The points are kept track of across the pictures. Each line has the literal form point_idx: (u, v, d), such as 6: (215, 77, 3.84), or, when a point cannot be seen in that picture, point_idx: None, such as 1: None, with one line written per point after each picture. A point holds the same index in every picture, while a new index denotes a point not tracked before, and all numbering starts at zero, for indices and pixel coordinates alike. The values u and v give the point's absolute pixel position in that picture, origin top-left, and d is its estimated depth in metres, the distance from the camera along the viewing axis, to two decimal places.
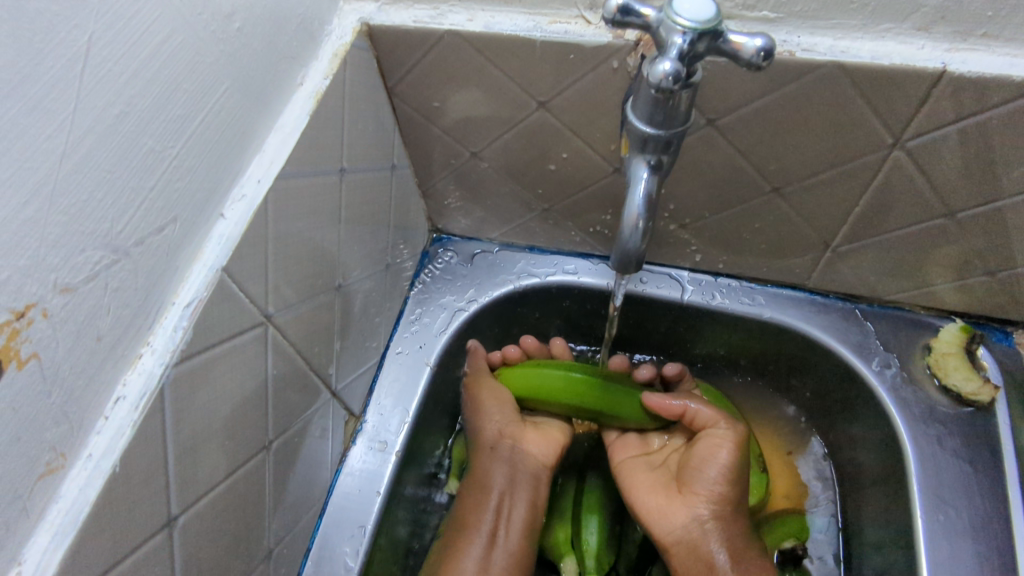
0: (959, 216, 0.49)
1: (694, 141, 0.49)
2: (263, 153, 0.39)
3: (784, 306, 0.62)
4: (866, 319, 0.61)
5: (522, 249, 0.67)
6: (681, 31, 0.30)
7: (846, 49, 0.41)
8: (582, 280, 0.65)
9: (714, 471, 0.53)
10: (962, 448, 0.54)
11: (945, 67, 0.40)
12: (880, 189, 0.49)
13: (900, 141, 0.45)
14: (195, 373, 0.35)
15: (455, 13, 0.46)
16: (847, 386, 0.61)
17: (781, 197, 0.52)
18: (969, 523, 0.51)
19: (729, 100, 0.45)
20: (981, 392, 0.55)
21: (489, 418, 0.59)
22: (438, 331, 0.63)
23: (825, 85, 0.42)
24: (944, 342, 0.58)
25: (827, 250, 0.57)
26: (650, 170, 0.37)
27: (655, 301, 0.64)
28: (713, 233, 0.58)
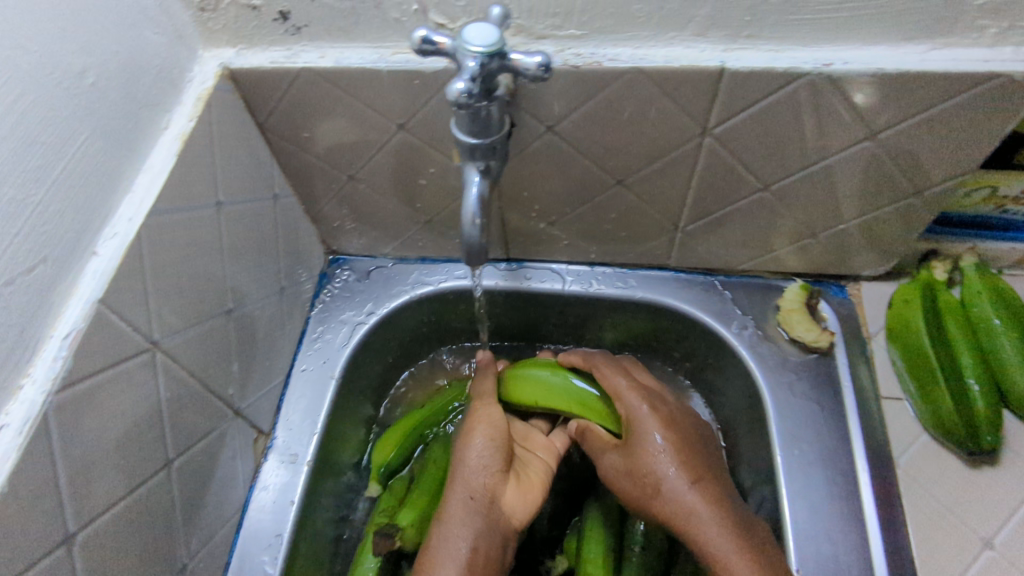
0: (772, 187, 0.57)
1: (540, 146, 0.55)
2: (133, 193, 0.43)
3: (652, 286, 0.69)
4: (724, 289, 0.69)
5: (414, 261, 0.72)
6: (474, 56, 0.35)
7: (644, 56, 0.47)
8: (471, 283, 0.70)
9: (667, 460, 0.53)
10: (809, 390, 0.62)
11: (724, 64, 0.46)
12: (704, 173, 0.56)
13: (708, 130, 0.51)
14: (81, 398, 0.38)
15: (307, 51, 0.50)
16: (715, 350, 0.68)
17: (625, 188, 0.59)
18: (816, 451, 0.59)
19: (558, 108, 0.51)
20: (821, 339, 0.63)
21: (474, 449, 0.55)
22: (340, 345, 0.67)
23: (633, 88, 0.49)
24: (789, 299, 0.65)
25: (678, 231, 0.64)
26: (481, 173, 0.42)
27: (540, 295, 0.70)
28: (578, 226, 0.64)
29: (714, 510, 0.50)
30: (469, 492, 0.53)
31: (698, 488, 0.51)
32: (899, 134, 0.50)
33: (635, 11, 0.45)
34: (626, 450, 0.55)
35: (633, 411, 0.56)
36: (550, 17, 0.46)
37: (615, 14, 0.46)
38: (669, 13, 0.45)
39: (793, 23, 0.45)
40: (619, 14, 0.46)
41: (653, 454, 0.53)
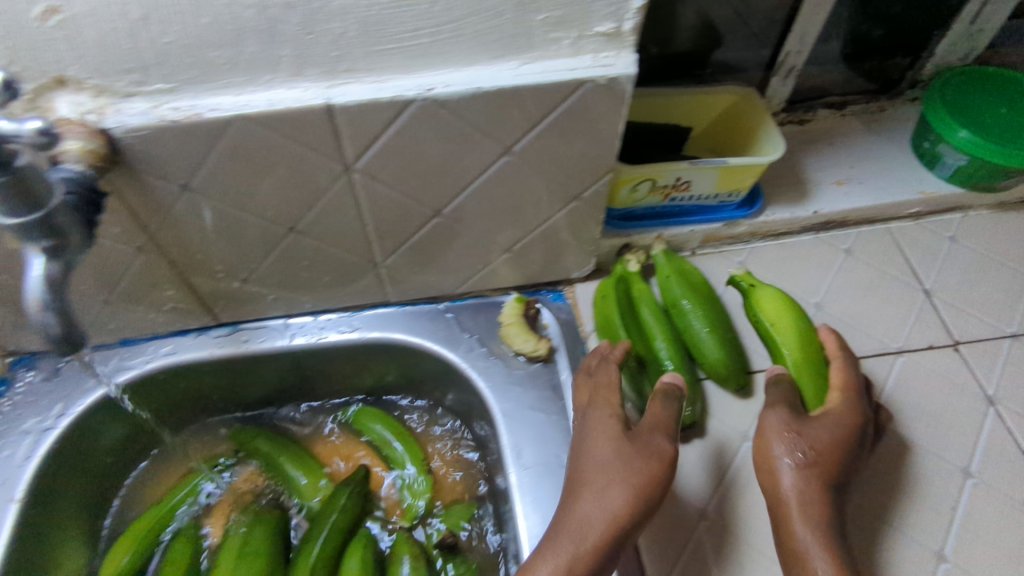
0: (446, 211, 0.57)
1: (184, 206, 0.51)
2: None
3: (378, 323, 0.67)
4: (450, 313, 0.68)
5: (113, 345, 0.64)
6: None
7: (247, 102, 0.45)
8: (181, 357, 0.64)
9: (785, 475, 0.52)
10: (534, 399, 0.63)
11: (329, 101, 0.45)
12: (372, 208, 0.55)
13: (351, 166, 0.51)
14: None
15: None
16: (451, 376, 0.67)
17: (302, 234, 0.56)
18: (543, 459, 0.59)
19: (180, 166, 0.47)
20: (539, 348, 0.64)
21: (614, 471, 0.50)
22: (22, 460, 0.58)
23: (249, 135, 0.46)
24: (507, 314, 0.66)
25: (381, 267, 0.62)
26: (48, 254, 0.40)
27: (263, 355, 0.66)
28: (276, 280, 0.61)
29: (808, 474, 0.51)
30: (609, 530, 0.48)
31: (813, 488, 0.51)
32: (530, 146, 0.52)
33: (215, 58, 0.43)
34: (796, 425, 0.53)
35: (664, 456, 0.51)
36: (126, 74, 0.43)
37: (194, 62, 0.43)
38: (252, 58, 0.43)
39: (383, 54, 0.45)
40: (200, 63, 0.43)
41: (780, 472, 0.52)
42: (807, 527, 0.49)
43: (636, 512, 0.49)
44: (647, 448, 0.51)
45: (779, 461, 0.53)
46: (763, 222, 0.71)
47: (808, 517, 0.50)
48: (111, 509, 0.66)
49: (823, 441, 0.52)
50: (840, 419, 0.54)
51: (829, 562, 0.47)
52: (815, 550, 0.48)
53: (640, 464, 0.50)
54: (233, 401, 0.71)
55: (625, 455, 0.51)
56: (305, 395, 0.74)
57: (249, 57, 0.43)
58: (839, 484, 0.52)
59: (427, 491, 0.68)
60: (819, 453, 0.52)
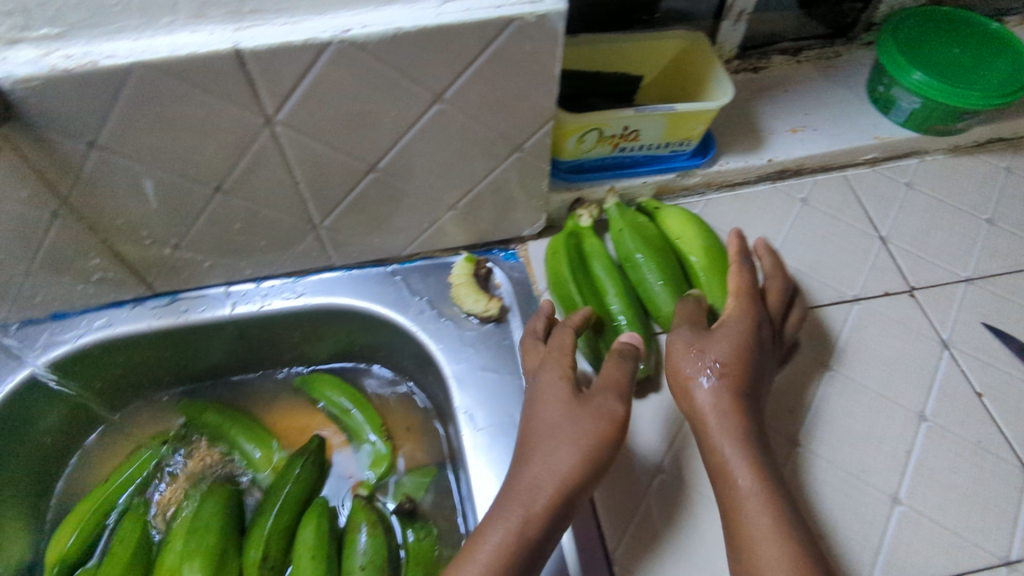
0: (381, 166, 0.55)
1: (95, 166, 0.48)
2: None
3: (323, 288, 0.65)
4: (397, 276, 0.66)
5: (43, 320, 0.61)
6: None
7: (146, 48, 0.42)
8: (116, 330, 0.62)
9: (701, 393, 0.51)
10: (487, 360, 0.62)
11: (236, 46, 0.42)
12: (301, 165, 0.52)
13: (271, 118, 0.48)
14: None
15: None
16: (402, 339, 0.66)
17: (229, 195, 0.53)
18: (496, 420, 0.59)
19: (84, 121, 0.44)
20: (490, 308, 0.63)
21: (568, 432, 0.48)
22: None
23: (153, 85, 0.43)
24: (457, 275, 0.64)
25: (320, 229, 0.60)
26: None
27: (204, 326, 0.64)
28: (209, 245, 0.59)
29: (721, 385, 0.50)
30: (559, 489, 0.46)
31: (722, 398, 0.50)
32: (461, 92, 0.50)
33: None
34: (700, 343, 0.52)
35: (610, 414, 0.49)
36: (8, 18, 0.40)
37: (83, 3, 0.40)
38: None
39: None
40: (89, 4, 0.40)
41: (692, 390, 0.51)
42: (729, 443, 0.48)
43: (587, 469, 0.47)
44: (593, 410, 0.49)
45: (689, 375, 0.52)
46: (717, 171, 0.69)
47: (726, 431, 0.49)
48: (57, 489, 0.65)
49: (731, 350, 0.51)
50: (737, 327, 0.53)
51: (752, 478, 0.47)
52: (738, 468, 0.48)
53: (593, 426, 0.48)
54: (177, 375, 0.69)
55: (576, 420, 0.48)
56: (252, 367, 0.72)
57: None
58: (750, 393, 0.51)
59: (385, 457, 0.67)
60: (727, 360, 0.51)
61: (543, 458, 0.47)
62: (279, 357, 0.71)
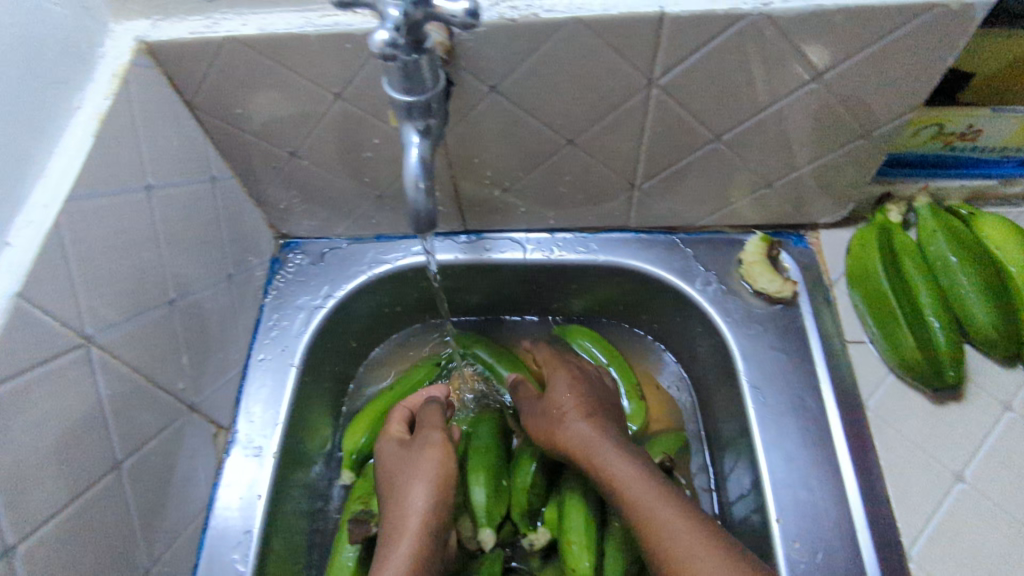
0: (725, 137, 0.56)
1: (485, 108, 0.53)
2: (46, 179, 0.40)
3: (614, 247, 0.68)
4: (685, 246, 0.68)
5: (370, 239, 0.69)
6: (395, 3, 0.33)
7: (582, 5, 0.45)
8: (429, 258, 0.68)
9: (624, 462, 0.57)
10: (775, 341, 0.63)
11: (663, 10, 0.45)
12: (655, 128, 0.55)
13: (654, 80, 0.50)
14: (6, 403, 0.36)
15: (227, 19, 0.47)
16: (680, 307, 0.68)
17: (578, 148, 0.57)
18: (785, 402, 0.60)
19: (500, 66, 0.49)
20: (784, 290, 0.64)
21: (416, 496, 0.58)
22: (298, 332, 0.64)
23: (573, 40, 0.47)
24: (750, 253, 0.65)
25: (635, 190, 0.63)
26: (421, 134, 0.40)
27: (501, 266, 0.69)
28: (534, 192, 0.63)
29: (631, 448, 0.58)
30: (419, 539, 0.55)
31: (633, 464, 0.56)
32: (845, 74, 0.49)
33: None
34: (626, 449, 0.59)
35: (583, 434, 0.60)
36: None
37: None
38: None
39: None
40: None
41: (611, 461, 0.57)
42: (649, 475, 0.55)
43: (436, 507, 0.58)
44: (433, 463, 0.60)
45: (571, 437, 0.60)
46: None
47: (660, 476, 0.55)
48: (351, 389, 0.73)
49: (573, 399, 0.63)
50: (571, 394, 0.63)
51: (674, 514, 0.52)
52: (661, 509, 0.52)
53: (413, 494, 0.58)
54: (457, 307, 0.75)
55: (428, 462, 0.59)
56: (517, 309, 0.77)
57: None
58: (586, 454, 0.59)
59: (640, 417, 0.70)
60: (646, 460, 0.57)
61: (439, 482, 0.59)
62: (549, 304, 0.75)
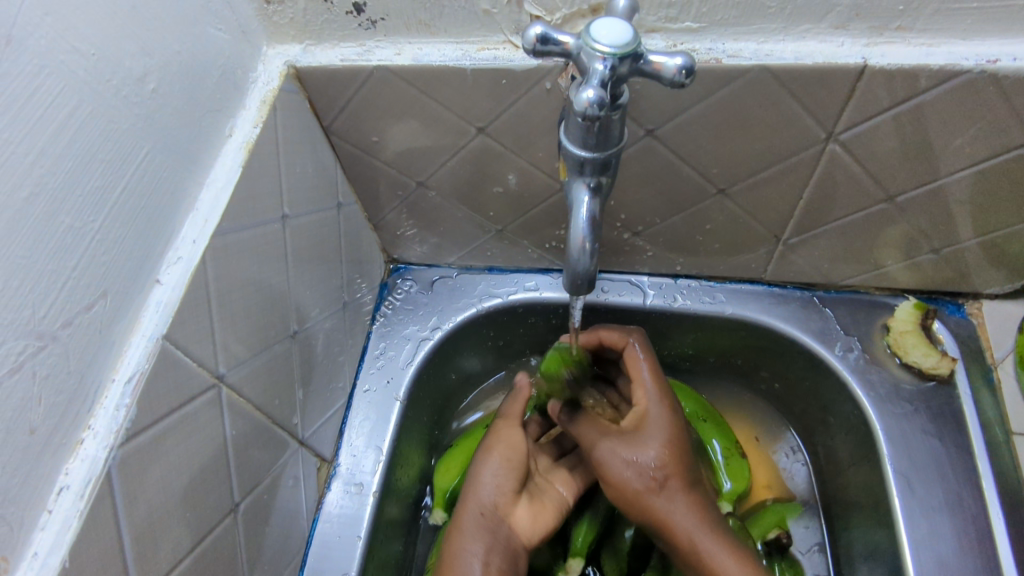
0: (899, 199, 0.50)
1: (636, 152, 0.49)
2: (196, 212, 0.39)
3: (743, 300, 0.63)
4: (824, 306, 0.62)
5: (481, 271, 0.66)
6: (602, 57, 0.30)
7: (770, 52, 0.42)
8: (543, 295, 0.64)
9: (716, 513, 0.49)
10: (928, 424, 0.55)
11: (866, 61, 0.41)
12: (820, 182, 0.49)
13: (834, 135, 0.45)
14: (144, 450, 0.34)
15: (382, 48, 0.45)
16: (814, 373, 0.61)
17: (727, 197, 0.52)
18: (942, 497, 0.52)
19: (663, 110, 0.45)
20: (940, 366, 0.57)
21: (489, 481, 0.52)
22: (404, 363, 0.62)
23: (755, 88, 0.43)
24: (900, 320, 0.59)
25: (779, 244, 0.57)
26: (592, 192, 0.37)
27: (618, 310, 0.64)
28: (666, 237, 0.58)
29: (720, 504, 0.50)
30: (480, 511, 0.50)
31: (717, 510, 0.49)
32: None
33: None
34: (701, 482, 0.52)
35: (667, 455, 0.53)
36: (665, 7, 0.41)
37: (742, 3, 0.40)
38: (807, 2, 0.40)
39: (952, 13, 0.40)
40: (748, 4, 0.41)
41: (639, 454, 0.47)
42: (694, 518, 0.47)
43: (505, 488, 0.51)
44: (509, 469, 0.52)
45: (626, 477, 0.47)
46: None
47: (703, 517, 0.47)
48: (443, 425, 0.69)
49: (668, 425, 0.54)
50: (660, 427, 0.48)
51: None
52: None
53: (484, 485, 0.51)
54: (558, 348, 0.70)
55: (494, 462, 0.53)
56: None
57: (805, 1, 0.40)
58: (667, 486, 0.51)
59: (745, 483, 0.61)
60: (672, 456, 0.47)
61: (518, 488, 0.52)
62: (649, 353, 0.68)
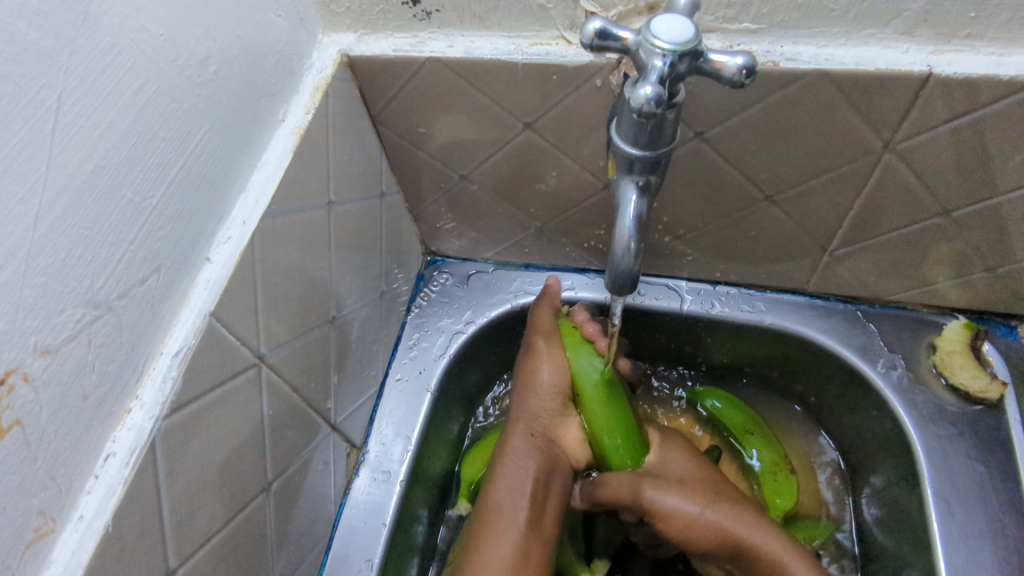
0: (955, 215, 0.48)
1: (683, 154, 0.48)
2: (248, 193, 0.39)
3: (784, 311, 0.61)
4: (868, 321, 0.60)
5: (517, 267, 0.66)
6: (661, 53, 0.29)
7: (830, 56, 0.41)
8: (579, 295, 0.63)
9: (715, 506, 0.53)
10: (973, 449, 0.53)
11: (931, 69, 0.39)
12: (873, 193, 0.48)
13: (891, 145, 0.44)
14: (187, 424, 0.35)
15: (434, 39, 0.45)
16: (854, 389, 0.60)
17: (774, 205, 0.51)
18: (985, 526, 0.50)
19: (714, 112, 0.44)
20: (989, 390, 0.54)
21: (543, 396, 0.55)
22: (437, 355, 0.62)
23: (812, 93, 0.42)
24: (949, 340, 0.57)
25: (825, 254, 0.56)
26: (639, 191, 0.36)
27: (654, 313, 0.63)
28: (708, 242, 0.57)
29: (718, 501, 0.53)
30: (529, 430, 0.55)
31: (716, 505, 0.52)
32: None
33: (830, 3, 0.39)
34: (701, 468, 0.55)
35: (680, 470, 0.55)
36: (723, 8, 0.40)
37: (805, 5, 0.39)
38: (873, 7, 0.39)
39: None
40: (811, 6, 0.39)
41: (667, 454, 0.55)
42: (699, 505, 0.52)
43: (552, 398, 0.55)
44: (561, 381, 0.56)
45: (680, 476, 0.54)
46: None
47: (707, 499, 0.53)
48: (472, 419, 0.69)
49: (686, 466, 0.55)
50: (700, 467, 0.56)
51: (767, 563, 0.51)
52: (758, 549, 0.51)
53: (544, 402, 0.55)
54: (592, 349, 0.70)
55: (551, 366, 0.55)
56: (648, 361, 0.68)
57: (870, 5, 0.39)
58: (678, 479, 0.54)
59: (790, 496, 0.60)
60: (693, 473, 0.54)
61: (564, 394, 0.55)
62: (681, 357, 0.67)
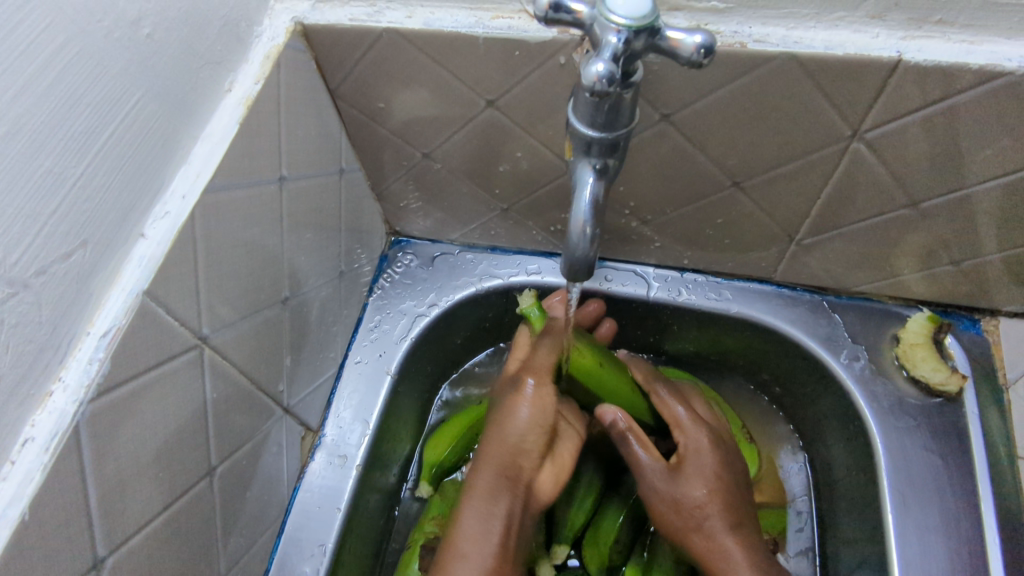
0: (923, 206, 0.47)
1: (649, 137, 0.47)
2: (189, 166, 0.37)
3: (750, 299, 0.61)
4: (833, 311, 0.60)
5: (484, 250, 0.64)
6: (616, 29, 0.28)
7: (799, 39, 0.39)
8: (546, 280, 0.62)
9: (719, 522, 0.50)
10: (932, 441, 0.53)
11: (900, 55, 0.39)
12: (840, 181, 0.47)
13: (859, 133, 0.43)
14: (117, 407, 0.33)
15: (392, 9, 0.43)
16: (817, 380, 0.60)
17: (742, 192, 0.50)
18: (940, 518, 0.50)
19: (681, 95, 0.43)
20: (949, 383, 0.54)
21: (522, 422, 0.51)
22: (398, 337, 0.61)
23: (779, 77, 0.41)
24: (912, 332, 0.57)
25: (792, 244, 0.55)
26: (597, 174, 0.35)
27: (621, 300, 0.62)
28: (676, 229, 0.56)
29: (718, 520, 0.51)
30: (503, 462, 0.50)
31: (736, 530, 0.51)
32: None
33: None
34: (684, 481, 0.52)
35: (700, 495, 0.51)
36: None
37: None
38: None
39: (1000, 9, 0.37)
40: None
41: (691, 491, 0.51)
42: (719, 516, 0.51)
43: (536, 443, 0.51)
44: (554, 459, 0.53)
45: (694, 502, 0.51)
46: None
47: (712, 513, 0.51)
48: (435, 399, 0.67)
49: (701, 494, 0.51)
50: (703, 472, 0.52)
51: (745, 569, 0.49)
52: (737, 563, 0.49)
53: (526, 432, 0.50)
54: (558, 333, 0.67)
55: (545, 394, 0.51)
56: (613, 347, 0.68)
57: None
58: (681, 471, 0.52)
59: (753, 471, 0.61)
60: (709, 492, 0.51)
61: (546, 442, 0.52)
62: (646, 345, 0.67)
